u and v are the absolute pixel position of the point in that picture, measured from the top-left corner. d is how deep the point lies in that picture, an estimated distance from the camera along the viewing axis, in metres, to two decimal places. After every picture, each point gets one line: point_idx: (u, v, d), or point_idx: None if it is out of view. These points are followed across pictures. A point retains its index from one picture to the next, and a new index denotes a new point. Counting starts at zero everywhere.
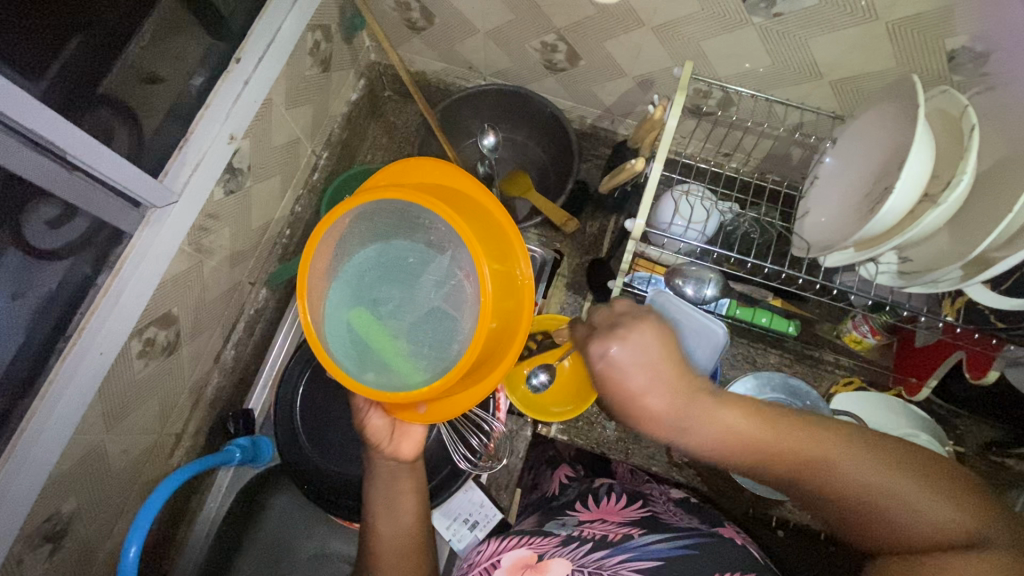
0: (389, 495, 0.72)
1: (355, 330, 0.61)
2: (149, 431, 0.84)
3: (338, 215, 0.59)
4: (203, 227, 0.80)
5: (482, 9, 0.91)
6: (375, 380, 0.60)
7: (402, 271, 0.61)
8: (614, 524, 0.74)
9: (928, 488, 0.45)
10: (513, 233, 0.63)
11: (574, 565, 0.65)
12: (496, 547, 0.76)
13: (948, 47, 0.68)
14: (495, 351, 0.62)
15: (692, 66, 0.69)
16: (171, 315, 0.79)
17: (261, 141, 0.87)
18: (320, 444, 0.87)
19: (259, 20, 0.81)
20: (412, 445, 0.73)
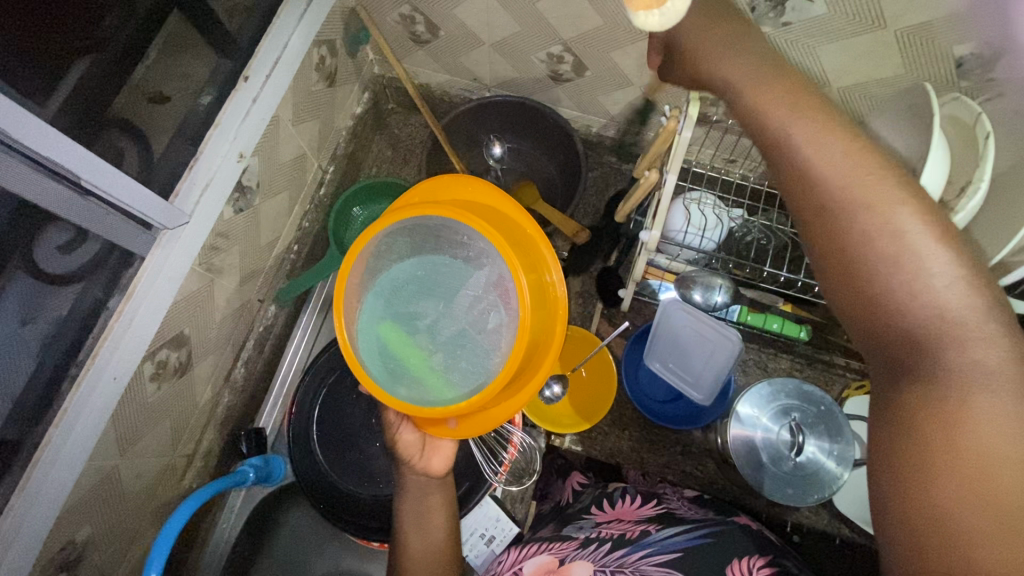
0: (417, 514, 0.73)
1: (388, 345, 0.62)
2: (162, 453, 0.83)
3: (376, 229, 0.60)
4: (215, 246, 0.79)
5: (488, 21, 0.91)
6: (409, 394, 0.61)
7: (437, 287, 0.62)
8: (631, 523, 0.74)
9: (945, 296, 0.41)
10: (548, 249, 0.63)
11: (596, 566, 0.65)
12: (517, 555, 0.76)
13: (955, 54, 0.68)
14: (527, 365, 0.62)
15: (696, 97, 0.65)
16: (182, 336, 0.78)
17: (269, 158, 0.86)
18: (336, 463, 0.87)
19: (265, 36, 0.81)
20: (441, 461, 0.73)
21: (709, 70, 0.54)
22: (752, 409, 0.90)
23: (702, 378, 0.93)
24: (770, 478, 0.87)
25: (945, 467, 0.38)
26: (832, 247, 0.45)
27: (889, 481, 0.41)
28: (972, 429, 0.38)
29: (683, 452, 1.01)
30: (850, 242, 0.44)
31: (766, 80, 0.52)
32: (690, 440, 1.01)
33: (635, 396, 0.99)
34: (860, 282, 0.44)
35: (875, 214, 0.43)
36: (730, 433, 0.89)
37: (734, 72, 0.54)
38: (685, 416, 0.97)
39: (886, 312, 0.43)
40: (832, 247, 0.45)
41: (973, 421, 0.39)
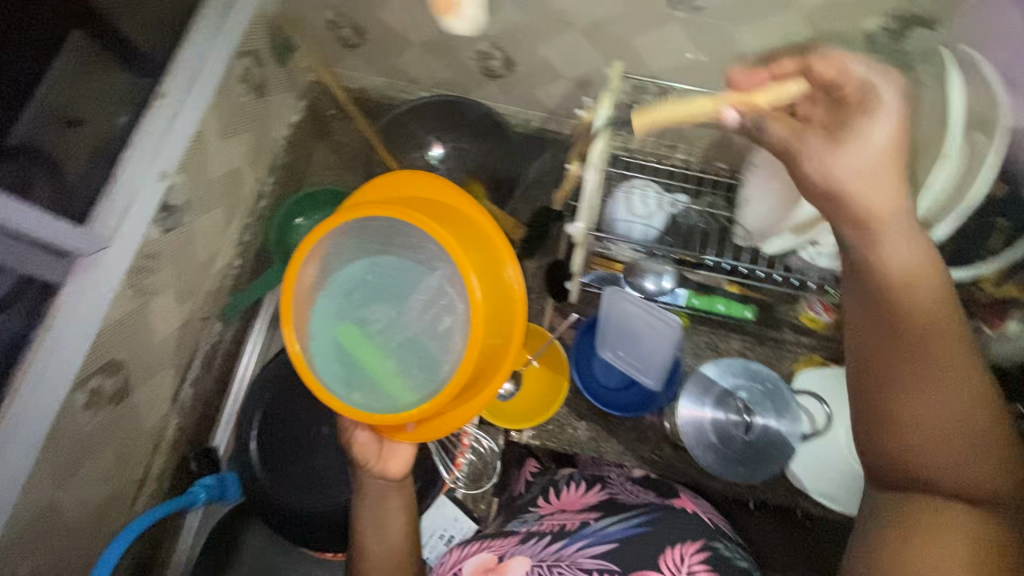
0: (375, 516, 0.74)
1: (341, 349, 0.63)
2: (107, 481, 0.81)
3: (323, 231, 0.60)
4: (143, 268, 0.77)
5: (413, 21, 0.90)
6: (362, 400, 0.61)
7: (390, 288, 0.63)
8: (574, 512, 0.75)
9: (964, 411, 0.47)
10: (501, 241, 0.61)
11: (533, 562, 0.68)
12: (459, 554, 0.75)
13: (866, 28, 0.69)
14: (486, 370, 0.62)
15: (609, 100, 0.69)
16: (117, 361, 0.77)
17: (197, 175, 0.84)
18: (288, 477, 0.86)
19: (182, 51, 0.79)
20: (399, 465, 0.72)
21: (824, 148, 0.50)
22: (700, 390, 0.92)
23: (649, 364, 0.94)
24: (719, 458, 0.89)
25: (926, 553, 0.45)
26: (875, 378, 0.50)
27: (871, 552, 0.48)
28: (958, 517, 0.46)
29: (639, 438, 1.01)
30: (888, 351, 0.49)
31: (891, 162, 0.49)
32: (645, 426, 1.01)
33: (587, 387, 0.99)
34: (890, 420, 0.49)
35: (929, 332, 0.48)
36: (681, 414, 0.90)
37: (823, 161, 0.50)
38: (637, 403, 0.99)
39: (909, 415, 0.48)
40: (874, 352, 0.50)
41: (950, 515, 0.46)
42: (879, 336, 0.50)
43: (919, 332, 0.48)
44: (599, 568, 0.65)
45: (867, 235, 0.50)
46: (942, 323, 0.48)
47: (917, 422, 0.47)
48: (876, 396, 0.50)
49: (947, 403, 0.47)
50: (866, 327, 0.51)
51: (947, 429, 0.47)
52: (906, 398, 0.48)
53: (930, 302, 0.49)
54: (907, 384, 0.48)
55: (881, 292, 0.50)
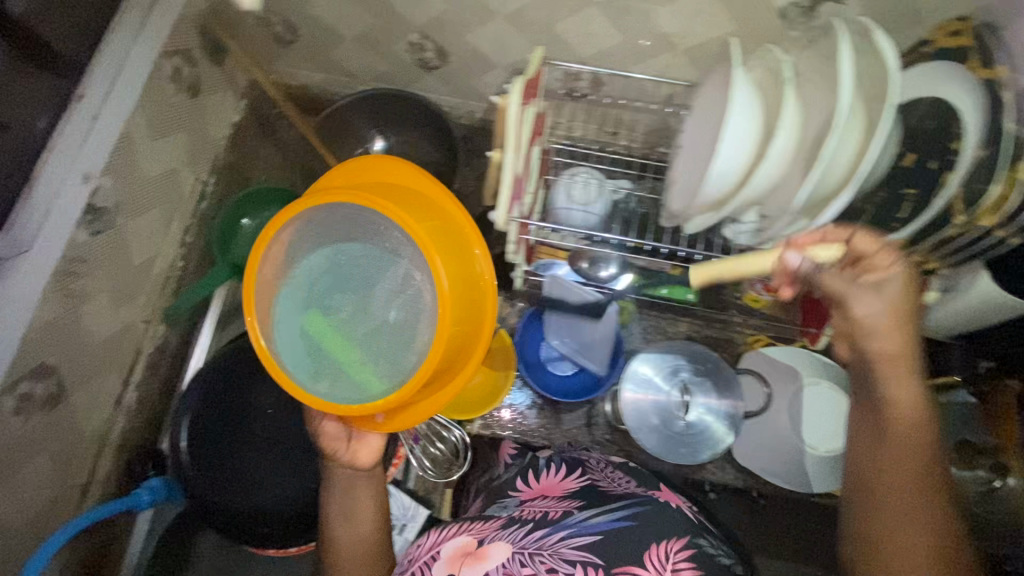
0: (343, 512, 0.74)
1: (307, 339, 0.62)
2: (47, 487, 0.81)
3: (287, 216, 0.60)
4: (70, 271, 0.77)
5: (341, 15, 0.89)
6: (328, 390, 0.61)
7: (356, 276, 0.62)
8: (554, 500, 0.76)
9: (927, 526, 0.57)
10: (471, 229, 0.63)
11: (514, 548, 0.66)
12: (436, 537, 0.73)
13: (777, 6, 0.69)
14: (457, 361, 0.64)
15: (520, 81, 0.67)
16: (48, 366, 0.77)
17: (127, 177, 0.84)
18: (214, 476, 0.83)
19: (102, 51, 0.78)
20: (368, 455, 0.73)
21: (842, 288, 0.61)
22: (645, 370, 0.93)
23: (595, 348, 0.96)
24: (662, 439, 0.90)
25: None
26: (879, 481, 0.61)
27: None
28: None
29: (587, 424, 1.00)
30: (879, 470, 0.61)
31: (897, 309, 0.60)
32: (595, 412, 1.00)
33: (533, 375, 0.99)
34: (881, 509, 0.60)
35: (908, 463, 0.60)
36: (625, 397, 0.91)
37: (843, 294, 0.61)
38: (582, 389, 0.98)
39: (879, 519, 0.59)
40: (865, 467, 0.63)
41: None
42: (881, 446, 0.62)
43: (901, 459, 0.60)
44: (582, 560, 0.63)
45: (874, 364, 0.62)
46: (926, 458, 0.60)
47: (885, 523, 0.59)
48: (864, 498, 0.61)
49: (913, 519, 0.57)
50: (861, 446, 0.64)
51: (910, 541, 0.57)
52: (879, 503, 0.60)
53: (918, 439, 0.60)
54: (884, 493, 0.60)
55: (890, 415, 0.61)
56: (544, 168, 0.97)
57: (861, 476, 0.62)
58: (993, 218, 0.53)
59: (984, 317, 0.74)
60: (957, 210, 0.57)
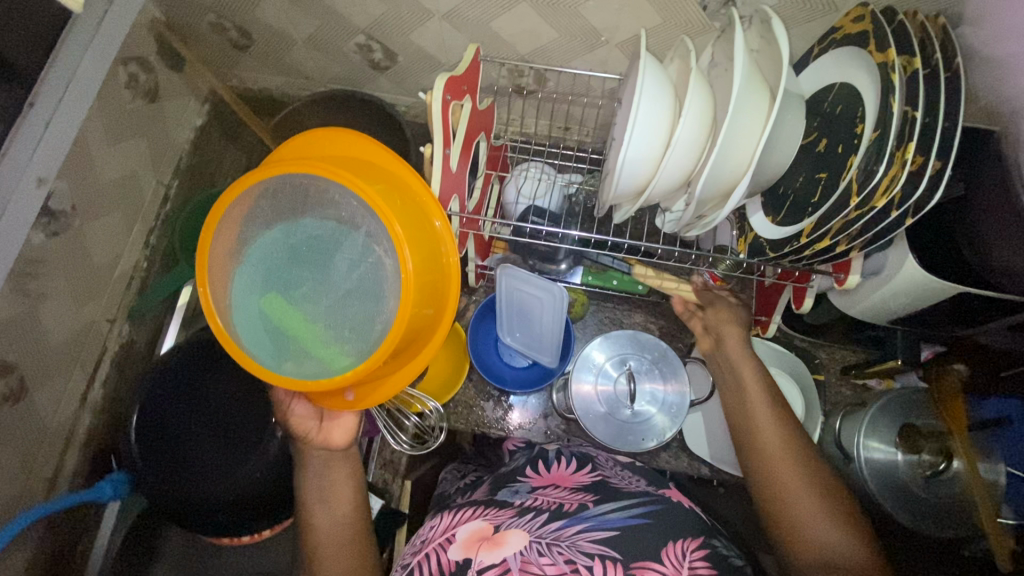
0: (320, 492, 0.73)
1: (268, 319, 0.65)
2: (12, 480, 0.84)
3: (238, 193, 0.62)
4: (27, 271, 0.80)
5: (289, 19, 0.92)
6: (295, 367, 0.64)
7: (311, 253, 0.64)
8: (568, 491, 0.74)
9: (820, 491, 0.61)
10: (431, 201, 0.67)
11: (532, 536, 0.63)
12: (449, 520, 0.71)
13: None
14: (422, 335, 0.68)
15: (444, 77, 0.69)
16: (9, 363, 0.80)
17: (84, 180, 0.88)
18: (158, 464, 0.85)
19: (54, 59, 0.80)
20: (343, 434, 0.75)
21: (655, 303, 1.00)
22: (598, 358, 0.95)
23: (545, 343, 0.96)
24: (608, 426, 0.91)
25: None
26: (773, 444, 0.67)
27: None
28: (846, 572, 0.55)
29: (544, 415, 1.02)
30: (769, 454, 0.66)
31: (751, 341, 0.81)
32: (550, 403, 1.02)
33: (487, 367, 1.02)
34: (780, 463, 0.65)
35: (785, 443, 0.66)
36: (573, 390, 0.92)
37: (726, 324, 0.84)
38: (535, 380, 1.01)
39: (788, 499, 0.62)
40: (753, 458, 0.67)
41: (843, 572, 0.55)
42: (762, 419, 0.70)
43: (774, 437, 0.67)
44: (599, 553, 0.60)
45: (740, 374, 0.77)
46: (796, 437, 0.67)
47: (792, 499, 0.61)
48: (767, 485, 0.64)
49: (807, 486, 0.62)
50: (746, 441, 0.69)
51: (816, 505, 0.60)
52: (782, 481, 0.63)
53: (783, 423, 0.69)
54: (778, 471, 0.64)
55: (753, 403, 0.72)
56: (495, 165, 0.99)
57: (750, 442, 0.69)
58: (885, 200, 0.54)
59: (919, 300, 0.71)
60: (854, 194, 0.58)
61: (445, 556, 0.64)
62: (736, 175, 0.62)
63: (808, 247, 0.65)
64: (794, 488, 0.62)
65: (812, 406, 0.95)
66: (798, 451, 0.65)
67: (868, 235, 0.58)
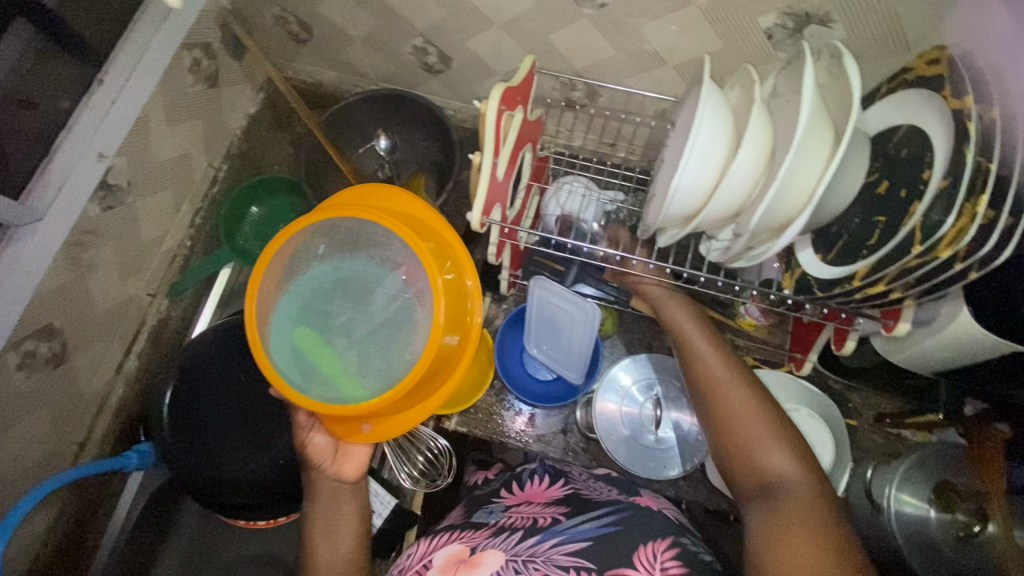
0: (326, 522, 0.74)
1: (301, 352, 0.64)
2: (44, 440, 0.87)
3: (292, 229, 0.64)
4: (80, 241, 0.83)
5: (350, 17, 0.94)
6: (320, 395, 0.63)
7: (354, 288, 0.66)
8: (540, 506, 0.79)
9: (766, 416, 0.65)
10: (462, 249, 0.67)
11: (508, 555, 0.67)
12: (425, 547, 0.76)
13: (763, 26, 0.70)
14: (440, 375, 0.67)
15: (498, 88, 0.69)
16: (54, 328, 0.83)
17: (141, 159, 0.91)
18: (184, 439, 0.87)
19: (124, 43, 0.85)
20: (354, 467, 0.76)
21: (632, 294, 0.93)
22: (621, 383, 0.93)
23: (573, 357, 0.95)
24: (630, 452, 0.89)
25: (781, 522, 0.55)
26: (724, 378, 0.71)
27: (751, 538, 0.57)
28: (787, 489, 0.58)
29: (564, 432, 1.01)
30: (716, 389, 0.70)
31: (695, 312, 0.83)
32: (571, 421, 1.01)
33: (510, 379, 1.01)
34: (737, 397, 0.67)
35: (727, 378, 0.70)
36: (596, 409, 0.90)
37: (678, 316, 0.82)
38: (558, 395, 1.00)
39: (733, 428, 0.65)
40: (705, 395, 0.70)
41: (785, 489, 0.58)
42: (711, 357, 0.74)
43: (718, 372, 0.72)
44: (575, 565, 0.64)
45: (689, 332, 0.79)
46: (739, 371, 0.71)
47: (739, 428, 0.65)
48: (714, 415, 0.68)
49: (748, 410, 0.66)
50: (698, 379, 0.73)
51: (758, 432, 0.64)
52: (728, 412, 0.67)
53: (727, 363, 0.73)
54: (722, 402, 0.68)
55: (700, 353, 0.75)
56: (537, 176, 0.99)
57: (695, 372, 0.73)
58: (950, 251, 0.53)
59: (964, 355, 0.69)
60: (916, 241, 0.56)
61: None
62: (794, 209, 0.60)
63: (860, 290, 0.64)
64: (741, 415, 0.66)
65: (844, 454, 0.92)
66: (740, 384, 0.69)
67: (924, 285, 0.58)
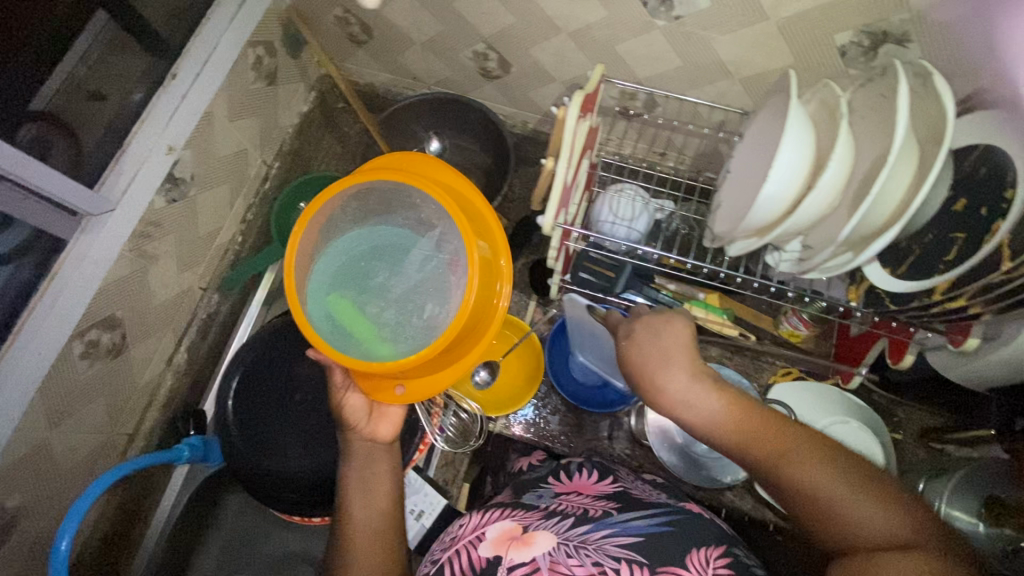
0: (362, 484, 0.74)
1: (336, 312, 0.65)
2: (99, 430, 0.87)
3: (332, 194, 0.65)
4: (145, 233, 0.84)
5: (414, 21, 0.95)
6: (355, 353, 0.64)
7: (387, 253, 0.67)
8: (590, 498, 0.77)
9: (828, 473, 0.51)
10: (493, 217, 0.68)
11: (559, 538, 0.67)
12: (478, 520, 0.76)
13: (838, 43, 0.72)
14: (467, 341, 0.67)
15: (579, 95, 0.69)
16: (115, 318, 0.83)
17: (205, 153, 0.91)
18: (252, 435, 0.87)
19: (196, 38, 0.86)
20: (389, 427, 0.77)
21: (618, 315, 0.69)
22: None
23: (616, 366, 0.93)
24: (683, 459, 0.91)
25: None
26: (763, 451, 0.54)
27: None
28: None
29: (611, 437, 1.02)
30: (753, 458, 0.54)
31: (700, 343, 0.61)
32: (617, 425, 1.02)
33: (559, 383, 1.01)
34: (779, 468, 0.53)
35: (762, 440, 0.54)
36: (650, 414, 0.92)
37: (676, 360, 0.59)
38: (608, 402, 1.00)
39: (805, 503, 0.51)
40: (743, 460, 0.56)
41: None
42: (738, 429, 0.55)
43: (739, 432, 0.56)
44: (626, 557, 0.64)
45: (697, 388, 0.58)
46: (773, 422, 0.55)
47: (807, 504, 0.51)
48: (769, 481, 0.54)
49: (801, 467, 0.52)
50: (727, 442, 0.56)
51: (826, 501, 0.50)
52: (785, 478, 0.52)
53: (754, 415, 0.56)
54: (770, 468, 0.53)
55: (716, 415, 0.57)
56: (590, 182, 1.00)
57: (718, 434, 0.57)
58: None
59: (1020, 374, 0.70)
60: (1005, 258, 0.59)
61: (476, 552, 0.69)
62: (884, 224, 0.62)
63: (939, 304, 0.66)
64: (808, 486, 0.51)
65: (889, 460, 0.93)
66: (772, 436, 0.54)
67: (1008, 301, 0.61)
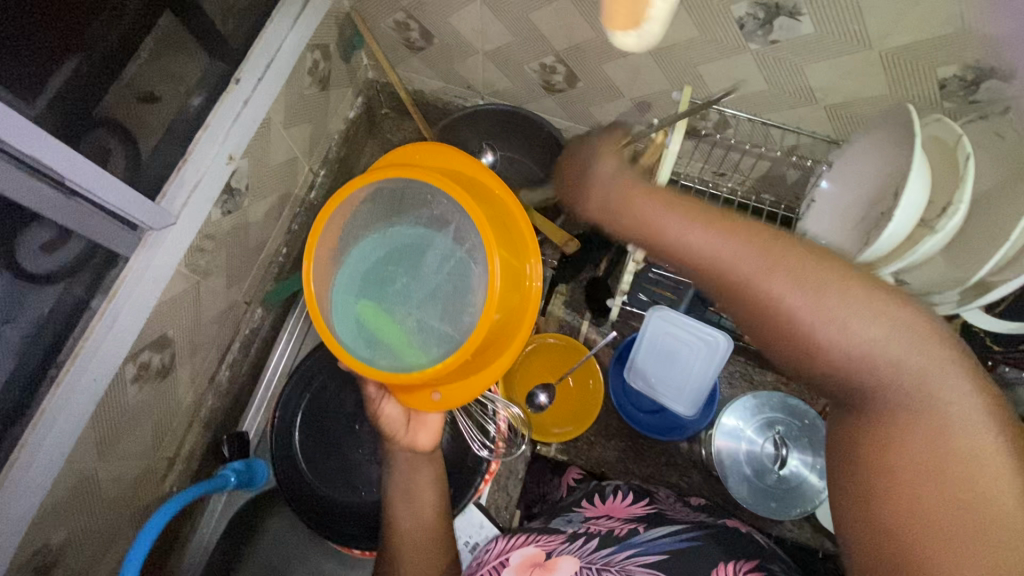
0: (406, 491, 0.73)
1: (363, 323, 0.61)
2: (143, 455, 0.81)
3: (343, 200, 0.60)
4: (201, 247, 0.78)
5: (483, 30, 0.91)
6: (388, 364, 0.60)
7: (407, 255, 0.61)
8: (619, 521, 0.71)
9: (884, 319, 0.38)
10: (514, 203, 0.62)
11: (582, 562, 0.63)
12: (504, 545, 0.74)
13: (940, 76, 0.69)
14: (503, 336, 0.61)
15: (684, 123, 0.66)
16: (166, 338, 0.77)
17: (259, 160, 0.86)
18: (319, 468, 0.83)
19: (257, 41, 0.80)
20: (428, 435, 0.74)
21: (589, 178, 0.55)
22: (738, 422, 0.92)
23: (684, 387, 0.91)
24: (752, 490, 0.89)
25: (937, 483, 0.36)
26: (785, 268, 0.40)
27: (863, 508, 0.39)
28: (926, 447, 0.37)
29: (668, 463, 1.01)
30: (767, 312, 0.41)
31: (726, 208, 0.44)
32: (674, 451, 1.00)
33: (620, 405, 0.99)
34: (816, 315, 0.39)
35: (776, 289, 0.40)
36: (717, 444, 0.91)
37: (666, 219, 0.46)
38: (669, 427, 0.97)
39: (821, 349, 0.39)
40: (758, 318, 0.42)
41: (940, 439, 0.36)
42: (773, 285, 0.40)
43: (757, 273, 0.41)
44: None
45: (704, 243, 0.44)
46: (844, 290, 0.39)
47: (838, 354, 0.39)
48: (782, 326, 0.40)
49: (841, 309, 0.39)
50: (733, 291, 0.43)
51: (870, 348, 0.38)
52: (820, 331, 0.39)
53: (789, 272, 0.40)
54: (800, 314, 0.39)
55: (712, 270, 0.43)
56: None
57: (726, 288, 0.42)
58: None
59: None
60: None
61: None
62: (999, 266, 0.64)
63: None
64: (850, 356, 0.39)
65: None
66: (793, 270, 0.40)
67: None
